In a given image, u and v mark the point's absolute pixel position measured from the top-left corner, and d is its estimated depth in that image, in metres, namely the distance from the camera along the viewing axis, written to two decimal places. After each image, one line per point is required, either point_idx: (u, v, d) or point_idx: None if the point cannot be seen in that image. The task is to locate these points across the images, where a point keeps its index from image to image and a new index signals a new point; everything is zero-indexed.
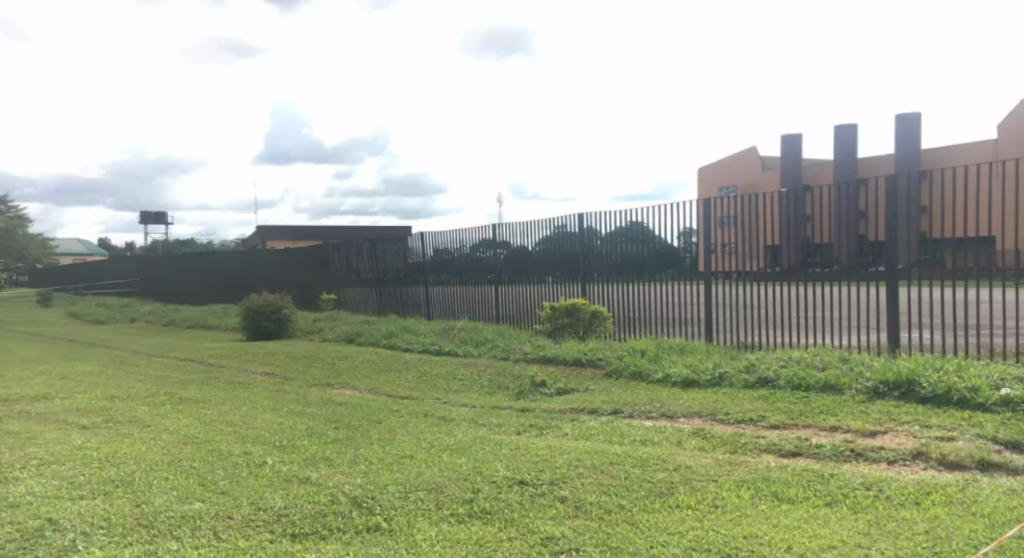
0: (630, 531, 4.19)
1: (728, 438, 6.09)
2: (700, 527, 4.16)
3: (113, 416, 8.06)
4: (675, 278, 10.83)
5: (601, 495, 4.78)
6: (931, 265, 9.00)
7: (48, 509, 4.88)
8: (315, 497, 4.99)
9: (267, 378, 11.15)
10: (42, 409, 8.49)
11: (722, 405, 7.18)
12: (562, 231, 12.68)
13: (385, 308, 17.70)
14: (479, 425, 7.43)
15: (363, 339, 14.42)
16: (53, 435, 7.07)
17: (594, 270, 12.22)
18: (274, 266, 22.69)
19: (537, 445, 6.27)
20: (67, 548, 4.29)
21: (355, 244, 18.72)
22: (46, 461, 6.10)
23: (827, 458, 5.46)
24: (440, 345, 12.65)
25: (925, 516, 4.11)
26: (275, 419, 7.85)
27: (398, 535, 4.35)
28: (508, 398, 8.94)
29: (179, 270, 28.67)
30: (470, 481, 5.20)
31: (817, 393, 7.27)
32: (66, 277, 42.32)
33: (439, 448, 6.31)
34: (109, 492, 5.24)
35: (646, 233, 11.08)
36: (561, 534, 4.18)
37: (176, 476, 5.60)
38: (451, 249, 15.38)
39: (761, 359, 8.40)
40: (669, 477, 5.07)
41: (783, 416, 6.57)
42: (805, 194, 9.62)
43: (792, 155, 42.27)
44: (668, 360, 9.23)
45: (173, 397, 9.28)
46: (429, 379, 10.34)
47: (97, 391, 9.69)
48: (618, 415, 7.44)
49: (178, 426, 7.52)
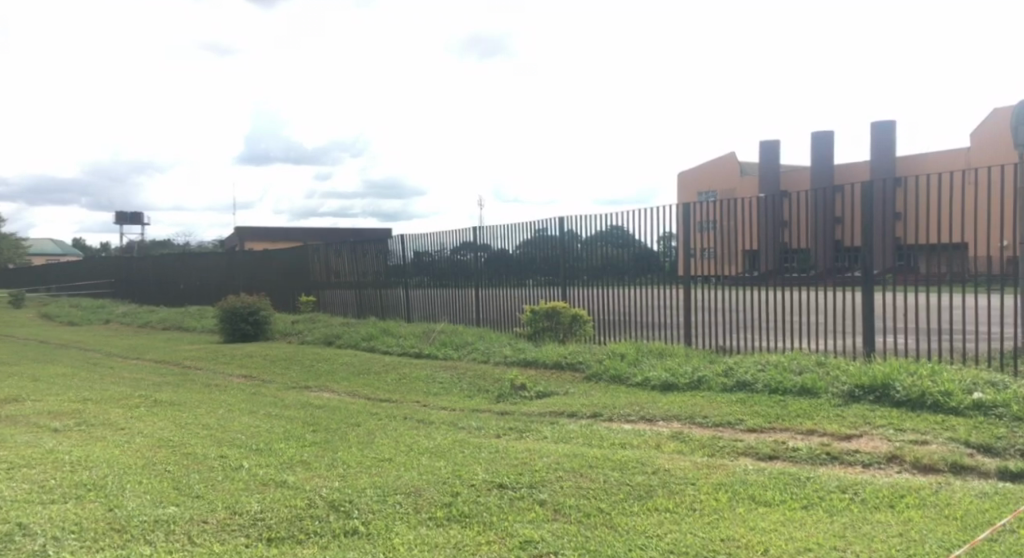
0: (608, 534, 4.20)
1: (706, 442, 6.12)
2: (678, 530, 4.18)
3: (85, 419, 7.92)
4: (654, 281, 10.87)
5: (579, 499, 4.79)
6: (906, 271, 9.10)
7: (17, 513, 4.79)
8: (292, 501, 4.94)
9: (244, 380, 11.04)
10: (12, 412, 8.33)
11: (700, 409, 7.23)
12: (543, 234, 12.72)
13: (365, 310, 17.60)
14: (458, 428, 7.42)
15: (342, 342, 14.33)
16: (24, 439, 6.95)
17: (575, 273, 12.26)
18: (253, 268, 22.54)
19: (517, 448, 6.28)
20: (37, 552, 4.22)
21: (335, 246, 18.63)
22: (16, 464, 5.99)
23: (803, 461, 5.51)
24: (419, 348, 12.61)
25: (898, 519, 4.16)
26: (251, 422, 7.77)
27: (376, 539, 4.32)
28: (488, 401, 8.93)
29: (155, 271, 28.34)
30: (449, 484, 5.19)
31: (793, 396, 7.35)
32: (38, 276, 41.83)
33: (417, 451, 6.29)
34: (80, 496, 5.16)
35: (627, 236, 11.15)
36: (540, 538, 4.18)
37: (150, 480, 5.52)
38: (432, 252, 15.33)
39: (739, 363, 8.45)
40: (647, 480, 5.09)
41: (760, 420, 6.62)
42: (784, 200, 9.68)
43: (769, 161, 42.75)
44: (647, 364, 9.26)
45: (148, 400, 9.14)
46: (408, 382, 10.31)
47: (69, 393, 9.54)
48: (597, 418, 7.47)
49: (153, 428, 7.44)
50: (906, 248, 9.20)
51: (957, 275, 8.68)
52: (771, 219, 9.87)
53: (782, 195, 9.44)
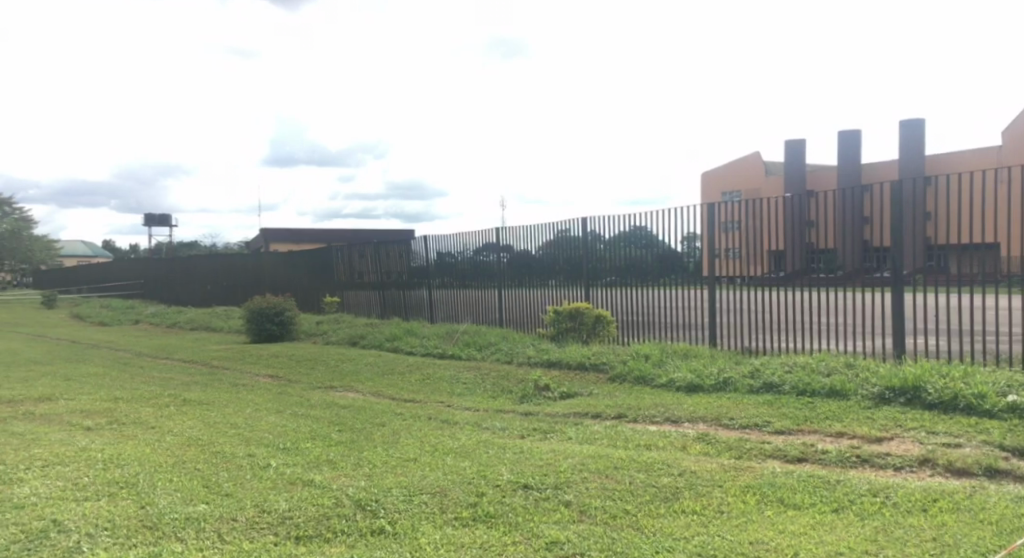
0: (635, 536, 4.18)
1: (733, 444, 6.05)
2: (706, 532, 4.15)
3: (117, 418, 8.06)
4: (678, 281, 10.81)
5: (605, 500, 4.78)
6: (936, 271, 8.91)
7: (53, 510, 4.88)
8: (320, 499, 4.99)
9: (270, 380, 11.17)
10: (46, 410, 8.49)
11: (726, 410, 7.17)
12: (566, 235, 12.71)
13: (389, 311, 17.71)
14: (483, 428, 7.43)
15: (366, 342, 14.44)
16: (58, 437, 7.08)
17: (597, 274, 12.22)
18: (278, 269, 22.77)
19: (542, 448, 6.27)
20: (72, 548, 4.30)
21: (358, 247, 18.76)
22: (51, 461, 6.11)
23: (833, 464, 5.45)
24: (443, 348, 12.65)
25: (931, 523, 4.10)
26: (278, 421, 7.83)
27: (402, 538, 4.34)
28: (511, 402, 8.92)
29: (182, 272, 28.74)
30: (474, 484, 5.20)
31: (821, 398, 7.26)
32: (68, 277, 42.79)
33: (442, 451, 6.31)
34: (113, 494, 5.24)
35: (650, 237, 11.12)
36: (566, 539, 4.18)
37: (181, 478, 5.59)
38: (454, 253, 15.38)
39: (765, 364, 8.38)
40: (674, 481, 5.06)
41: (788, 422, 6.56)
42: (810, 199, 9.54)
43: (795, 160, 42.29)
44: (672, 365, 9.21)
45: (177, 399, 9.27)
46: (432, 382, 10.34)
47: (101, 392, 9.71)
48: (622, 419, 7.43)
49: (183, 427, 7.55)
50: (935, 249, 9.02)
51: (989, 276, 8.49)
52: (797, 219, 9.76)
53: (809, 194, 9.32)
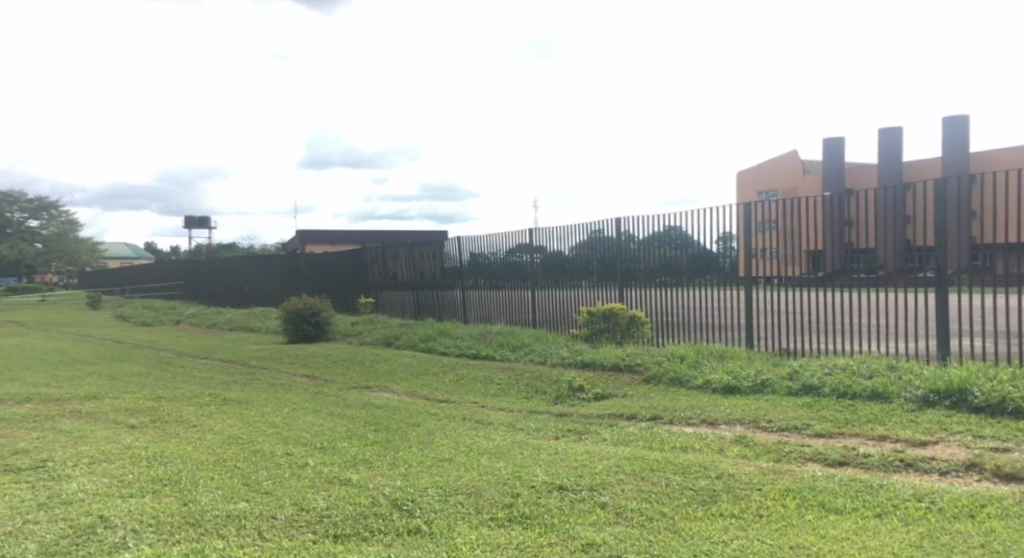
0: (672, 539, 4.15)
1: (772, 447, 5.97)
2: (745, 536, 4.10)
3: (160, 416, 8.23)
4: (713, 282, 10.71)
5: (642, 502, 4.75)
6: (982, 271, 8.68)
7: (99, 506, 5.01)
8: (356, 498, 5.04)
9: (307, 380, 11.32)
10: (92, 409, 8.71)
11: (764, 413, 7.08)
12: (599, 235, 12.67)
13: (423, 312, 17.82)
14: (517, 429, 7.44)
15: (401, 343, 14.55)
16: (103, 434, 7.26)
17: (631, 274, 12.14)
18: (314, 270, 23.06)
19: (577, 449, 6.25)
20: (118, 544, 4.40)
21: (392, 248, 18.92)
22: (97, 459, 6.27)
23: (876, 468, 5.34)
24: (477, 349, 12.69)
25: (979, 529, 3.99)
26: (315, 420, 7.93)
27: (438, 538, 4.36)
28: (545, 403, 8.92)
29: (221, 273, 29.29)
30: (510, 485, 5.21)
31: (863, 401, 7.12)
32: (112, 278, 43.94)
33: (477, 452, 6.33)
34: (157, 491, 5.35)
35: (684, 237, 11.04)
36: (603, 541, 4.16)
37: (221, 476, 5.70)
38: (487, 253, 15.42)
39: (804, 366, 8.24)
40: (712, 484, 5.00)
41: (829, 425, 6.44)
42: (849, 198, 9.38)
43: (834, 159, 41.53)
44: (708, 366, 9.11)
45: (217, 398, 9.44)
46: (466, 383, 10.38)
47: (144, 391, 9.93)
48: (658, 421, 7.38)
49: (223, 425, 7.68)
50: (981, 248, 8.77)
51: None
52: (836, 218, 9.60)
53: (848, 192, 9.14)
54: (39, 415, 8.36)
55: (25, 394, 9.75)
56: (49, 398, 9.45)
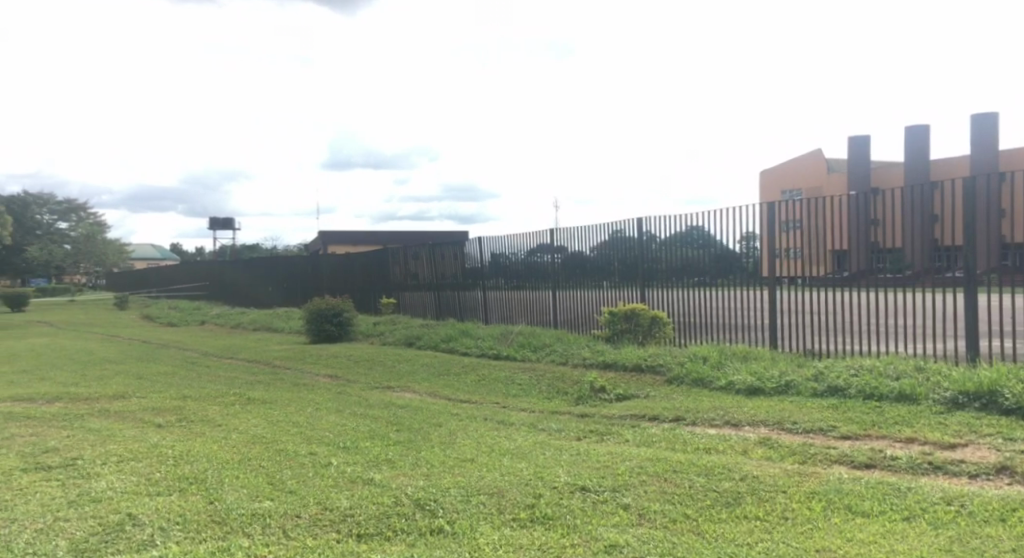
0: (696, 541, 4.12)
1: (797, 449, 5.91)
2: (770, 539, 4.07)
3: (186, 415, 8.33)
4: (737, 282, 10.62)
5: (665, 504, 4.72)
6: (1014, 270, 8.51)
7: (127, 504, 5.08)
8: (379, 498, 5.06)
9: (330, 380, 11.41)
10: (120, 408, 8.84)
11: (788, 414, 7.01)
12: (620, 235, 12.63)
13: (444, 312, 17.87)
14: (539, 429, 7.44)
15: (422, 343, 14.61)
16: (131, 433, 7.37)
17: (653, 275, 12.09)
18: (336, 270, 23.22)
19: (599, 450, 6.24)
20: (146, 541, 4.47)
21: (413, 249, 19.00)
22: (125, 457, 6.36)
23: (904, 471, 5.26)
24: (498, 349, 12.71)
25: (1011, 534, 3.92)
26: (338, 420, 7.98)
27: (461, 538, 4.38)
28: (567, 404, 8.90)
29: (245, 274, 29.59)
30: (532, 485, 5.21)
31: (890, 402, 7.03)
32: (138, 279, 44.58)
33: (499, 452, 6.34)
34: (183, 489, 5.42)
35: (706, 237, 10.98)
36: (626, 542, 4.15)
37: (246, 475, 5.76)
38: (508, 254, 15.43)
39: (829, 367, 8.14)
40: (735, 486, 4.96)
41: (855, 427, 6.36)
42: (875, 197, 9.26)
43: (859, 157, 41.00)
44: (732, 367, 9.04)
45: (242, 398, 9.54)
46: (487, 383, 10.39)
47: (171, 391, 10.06)
48: (680, 422, 7.33)
49: (247, 425, 7.77)
50: (1013, 247, 8.60)
51: None
52: (862, 217, 9.48)
53: (873, 191, 9.00)
54: (68, 414, 8.51)
55: (55, 393, 9.92)
56: (77, 397, 9.62)
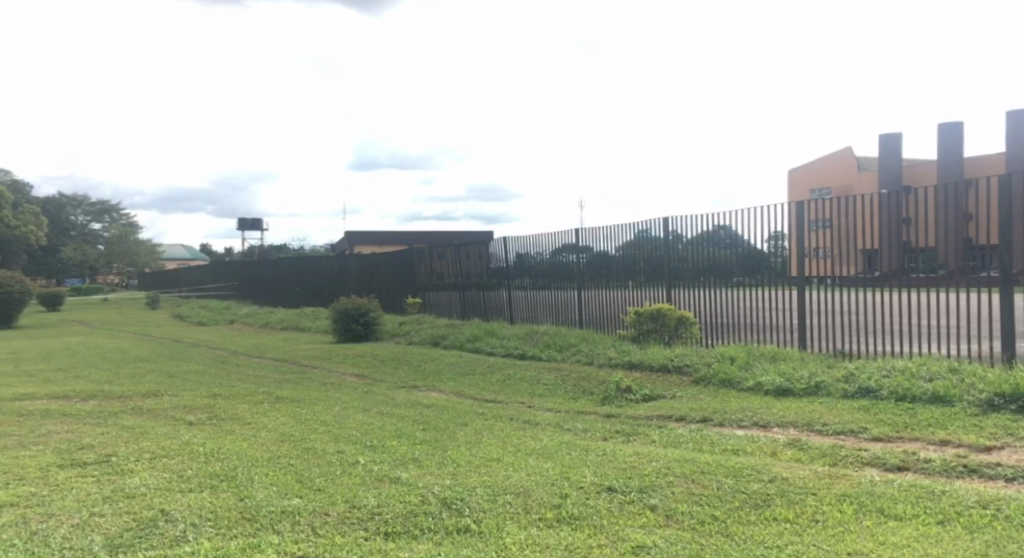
0: (724, 543, 4.08)
1: (827, 451, 5.83)
2: (800, 541, 4.02)
3: (216, 413, 8.46)
4: (765, 282, 10.52)
5: (692, 505, 4.69)
6: None
7: (160, 500, 5.17)
8: (406, 497, 5.09)
9: (357, 379, 11.51)
10: (153, 405, 9.00)
11: (818, 415, 6.92)
12: (646, 235, 12.57)
13: (469, 312, 17.92)
14: (565, 429, 7.42)
15: (447, 342, 14.67)
16: (163, 430, 7.50)
17: (679, 274, 12.02)
18: (362, 271, 23.40)
19: (625, 451, 6.21)
20: (178, 537, 4.54)
21: (438, 249, 19.08)
22: (158, 454, 6.47)
23: (938, 474, 5.17)
24: (523, 349, 12.72)
25: None
26: (365, 419, 8.04)
27: (487, 537, 4.39)
28: (593, 404, 8.88)
29: (273, 274, 29.92)
30: (558, 485, 5.20)
31: (924, 404, 6.90)
32: (169, 279, 45.32)
33: (525, 452, 6.35)
34: (214, 486, 5.50)
35: (734, 236, 10.89)
36: (653, 543, 4.13)
37: (275, 472, 5.83)
38: (533, 254, 15.43)
39: (860, 368, 8.02)
40: (764, 488, 4.91)
41: (887, 429, 6.26)
42: (907, 195, 9.10)
43: (890, 155, 40.35)
44: (760, 368, 8.95)
45: (271, 396, 9.65)
46: (513, 383, 10.40)
47: (201, 389, 10.22)
48: (708, 423, 7.27)
49: (276, 423, 7.87)
50: None
51: None
52: (892, 216, 9.32)
53: (906, 189, 8.84)
54: (103, 411, 8.68)
55: (90, 391, 10.12)
56: (111, 395, 9.81)
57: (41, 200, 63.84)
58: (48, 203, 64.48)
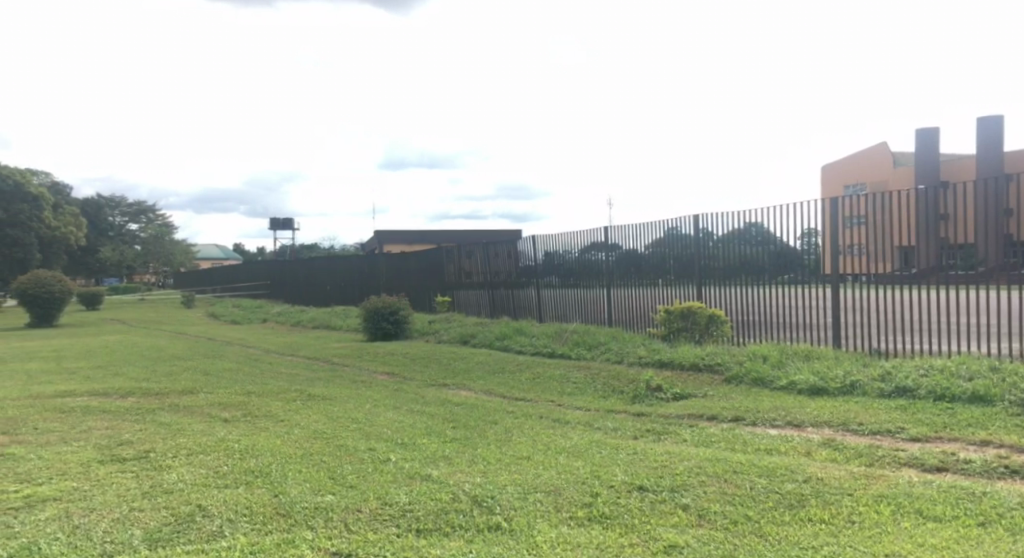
0: (758, 544, 4.04)
1: (863, 451, 5.73)
2: (836, 542, 3.96)
3: (250, 411, 8.58)
4: (798, 279, 10.39)
5: (725, 505, 4.64)
6: None
7: (197, 496, 5.27)
8: (437, 494, 5.12)
9: (387, 377, 11.60)
10: (189, 403, 9.15)
11: (854, 415, 6.80)
12: (675, 233, 12.49)
13: (498, 311, 17.94)
14: (595, 428, 7.39)
15: (476, 341, 14.71)
16: (199, 427, 7.63)
17: (710, 272, 11.92)
18: (392, 270, 23.55)
19: (656, 450, 6.16)
20: (215, 532, 4.62)
21: (467, 248, 19.14)
22: (194, 451, 6.58)
23: (978, 475, 5.06)
24: (552, 348, 12.70)
25: None
26: (396, 417, 8.09)
27: (518, 535, 4.40)
28: (623, 402, 8.83)
29: (305, 273, 30.23)
30: (589, 484, 5.19)
31: (963, 404, 6.76)
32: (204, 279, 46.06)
33: (556, 450, 6.34)
34: (249, 482, 5.58)
35: (765, 234, 10.78)
36: (685, 543, 4.10)
37: (308, 469, 5.90)
38: (561, 252, 15.41)
39: (897, 368, 7.87)
40: (799, 489, 4.85)
41: (925, 429, 6.14)
42: (945, 191, 8.93)
43: (927, 151, 39.51)
44: (793, 367, 8.83)
45: (303, 394, 9.77)
46: (542, 381, 10.39)
47: (235, 387, 10.36)
48: (740, 422, 7.20)
49: (308, 420, 7.96)
50: None
51: None
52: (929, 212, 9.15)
53: (943, 183, 8.65)
54: (141, 408, 8.86)
55: (128, 388, 10.32)
56: (149, 392, 10.00)
57: (80, 202, 65.30)
58: (86, 205, 65.92)
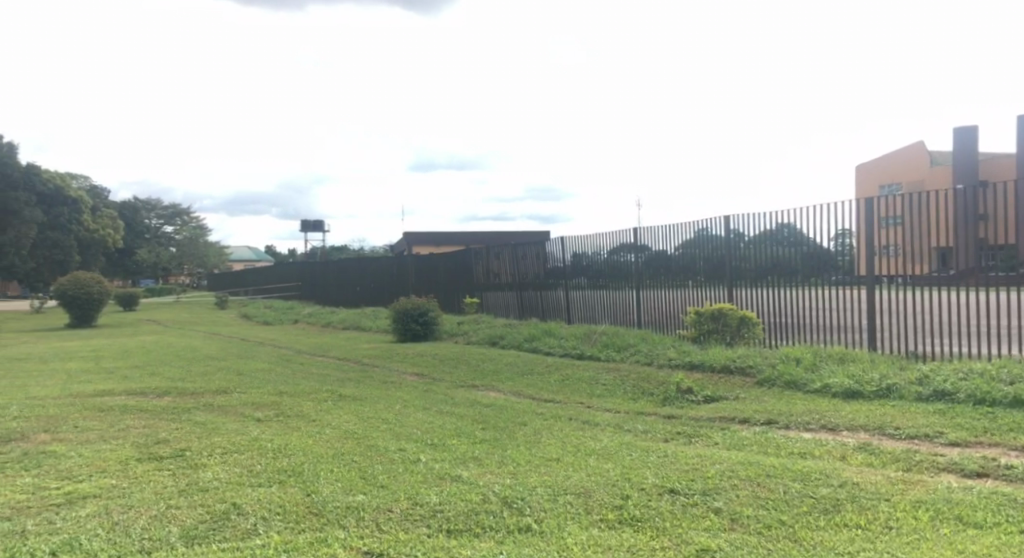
0: (792, 548, 3.99)
1: (900, 456, 5.63)
2: (873, 548, 3.89)
3: (282, 410, 8.69)
4: (831, 281, 10.25)
5: (759, 509, 4.58)
6: None
7: (231, 494, 5.35)
8: (468, 495, 5.13)
9: (416, 378, 11.66)
10: (222, 403, 9.28)
11: (890, 419, 6.67)
12: (705, 234, 12.38)
13: (527, 312, 17.94)
14: (625, 430, 7.35)
15: (505, 342, 14.72)
16: (233, 427, 7.74)
17: (741, 274, 11.81)
18: (421, 271, 23.68)
19: (687, 453, 6.11)
20: (250, 530, 4.69)
21: (495, 249, 19.18)
22: (228, 449, 6.68)
23: (1020, 481, 4.93)
24: (581, 349, 12.67)
25: None
26: (425, 418, 8.13)
27: (548, 536, 4.40)
28: (653, 405, 8.78)
29: (335, 275, 30.51)
30: (619, 486, 5.17)
31: (1004, 408, 6.60)
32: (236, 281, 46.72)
33: (586, 452, 6.32)
34: (282, 481, 5.65)
35: (798, 235, 10.65)
36: (718, 547, 4.06)
37: (339, 469, 5.95)
38: (590, 253, 15.36)
39: (935, 371, 7.71)
40: (835, 493, 4.77)
41: (964, 433, 6.00)
42: (984, 190, 8.74)
43: (965, 150, 38.66)
44: (827, 370, 8.69)
45: (334, 394, 9.85)
46: (572, 383, 10.37)
47: (268, 387, 10.50)
48: (772, 425, 7.11)
49: (340, 420, 8.04)
50: None
51: None
52: (967, 212, 8.96)
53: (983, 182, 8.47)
54: (177, 408, 9.01)
55: (165, 388, 10.51)
56: (184, 392, 10.17)
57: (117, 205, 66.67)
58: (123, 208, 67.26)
